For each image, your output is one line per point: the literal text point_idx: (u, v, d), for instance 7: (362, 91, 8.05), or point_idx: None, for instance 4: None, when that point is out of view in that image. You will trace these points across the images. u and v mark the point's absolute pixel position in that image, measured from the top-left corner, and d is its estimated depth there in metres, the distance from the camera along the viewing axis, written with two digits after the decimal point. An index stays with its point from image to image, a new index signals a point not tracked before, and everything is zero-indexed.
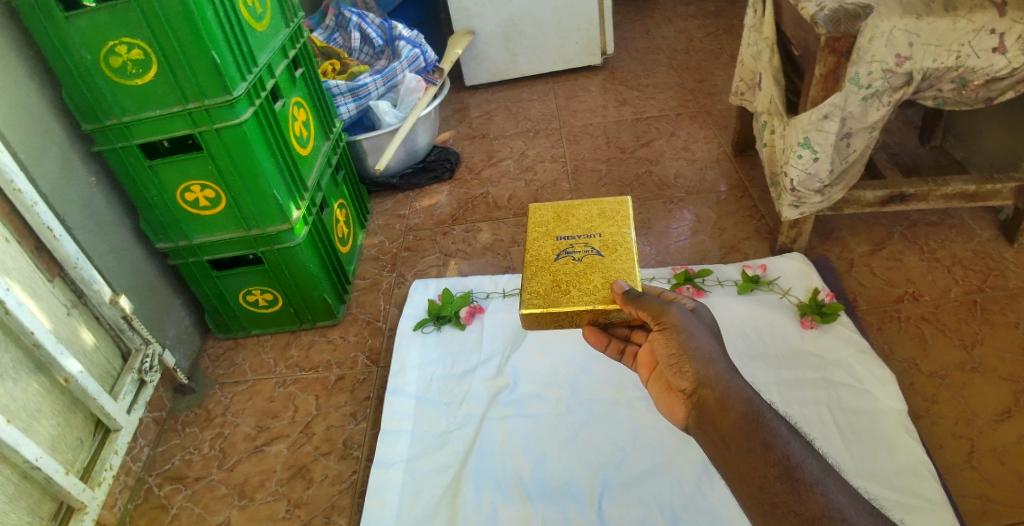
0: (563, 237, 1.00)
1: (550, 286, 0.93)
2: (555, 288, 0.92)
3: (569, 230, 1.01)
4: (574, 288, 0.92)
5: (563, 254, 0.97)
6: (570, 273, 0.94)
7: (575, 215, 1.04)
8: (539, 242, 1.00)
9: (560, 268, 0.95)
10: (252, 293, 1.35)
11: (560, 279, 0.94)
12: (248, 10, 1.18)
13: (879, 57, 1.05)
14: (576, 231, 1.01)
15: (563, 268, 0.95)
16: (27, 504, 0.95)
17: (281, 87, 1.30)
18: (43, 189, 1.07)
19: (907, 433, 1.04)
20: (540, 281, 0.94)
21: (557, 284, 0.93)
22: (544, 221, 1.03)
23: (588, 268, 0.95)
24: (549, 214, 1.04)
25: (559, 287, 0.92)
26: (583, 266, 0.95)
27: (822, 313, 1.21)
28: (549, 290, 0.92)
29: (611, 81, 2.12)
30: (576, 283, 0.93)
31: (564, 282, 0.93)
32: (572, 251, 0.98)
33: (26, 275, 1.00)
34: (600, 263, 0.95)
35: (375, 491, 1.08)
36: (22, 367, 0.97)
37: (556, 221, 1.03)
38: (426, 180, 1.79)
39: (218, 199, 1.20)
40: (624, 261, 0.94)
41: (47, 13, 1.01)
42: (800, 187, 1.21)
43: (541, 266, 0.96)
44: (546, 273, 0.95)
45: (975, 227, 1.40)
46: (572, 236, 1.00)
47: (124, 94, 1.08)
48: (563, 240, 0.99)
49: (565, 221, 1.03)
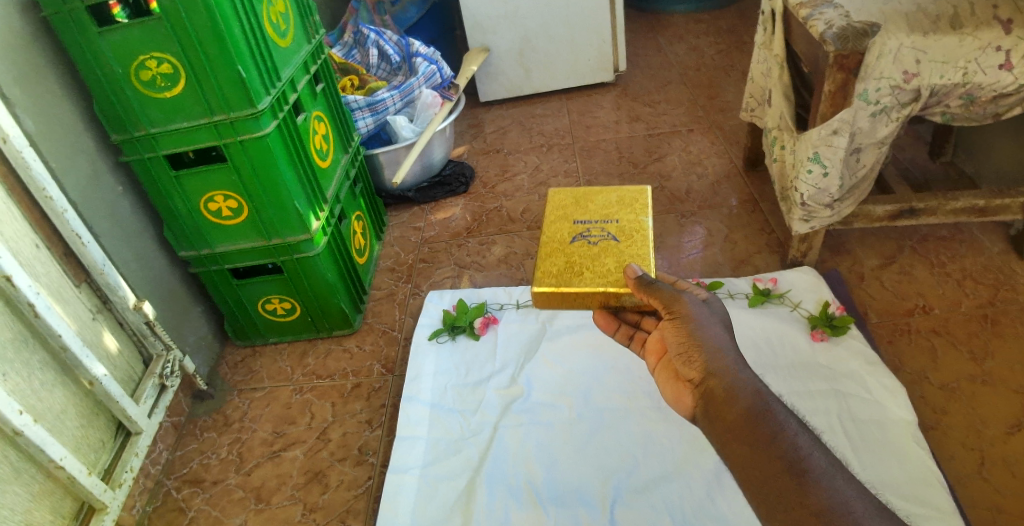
0: (580, 221, 1.02)
1: (564, 266, 0.95)
2: (569, 269, 0.95)
3: (587, 215, 1.03)
4: (588, 270, 0.94)
5: (579, 237, 1.00)
6: (585, 256, 0.96)
7: (594, 202, 1.06)
8: (556, 225, 1.02)
9: (576, 251, 0.97)
10: (270, 302, 1.38)
11: (574, 261, 0.96)
12: (273, 27, 1.23)
13: (887, 73, 1.08)
14: (595, 217, 1.03)
15: (578, 250, 0.98)
16: (51, 503, 0.97)
17: (303, 101, 1.35)
18: (73, 197, 1.11)
19: (917, 443, 1.04)
20: (554, 261, 0.96)
21: (571, 265, 0.95)
22: (563, 206, 1.06)
23: (603, 251, 0.97)
24: (568, 200, 1.07)
25: (572, 268, 0.95)
26: (599, 249, 0.97)
27: (833, 325, 1.23)
28: (562, 270, 0.95)
29: (623, 97, 2.16)
30: (591, 267, 0.95)
31: (578, 264, 0.95)
32: (589, 235, 1.00)
33: (54, 280, 1.03)
34: (616, 247, 0.97)
35: (389, 494, 1.09)
36: (50, 369, 1.00)
37: (575, 206, 1.05)
38: (441, 193, 1.82)
39: (241, 209, 1.24)
40: (641, 247, 0.96)
41: (82, 27, 1.05)
42: (810, 201, 1.23)
43: (556, 248, 0.98)
44: (561, 255, 0.97)
45: (986, 242, 1.41)
46: (590, 221, 1.02)
47: (153, 106, 1.12)
48: (580, 223, 1.02)
49: (584, 206, 1.05)
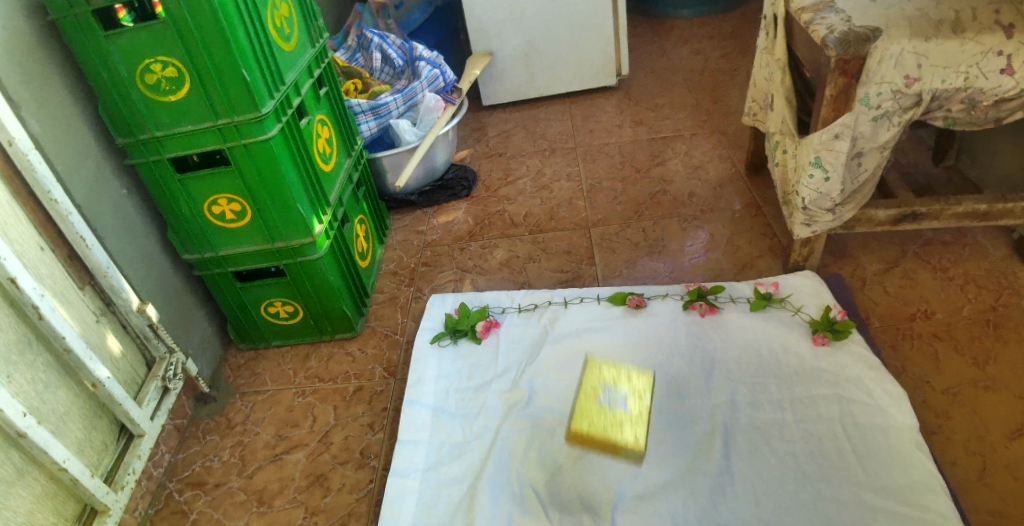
0: (604, 389, 1.21)
1: (588, 419, 1.17)
2: (592, 422, 1.17)
3: (610, 383, 1.22)
4: (605, 425, 1.16)
5: (602, 403, 1.19)
6: (605, 415, 1.17)
7: (616, 375, 1.23)
8: (585, 393, 1.21)
9: (597, 412, 1.18)
10: (273, 305, 1.38)
11: (596, 419, 1.17)
12: (277, 31, 1.23)
13: (888, 78, 1.08)
14: (615, 386, 1.21)
15: (598, 411, 1.18)
16: (53, 505, 0.97)
17: (307, 105, 1.35)
18: (78, 200, 1.11)
19: (919, 448, 1.04)
20: (580, 416, 1.18)
21: (593, 419, 1.17)
22: (592, 377, 1.24)
23: (617, 412, 1.17)
24: (596, 372, 1.24)
25: (594, 422, 1.17)
26: (615, 412, 1.17)
27: (835, 330, 1.22)
28: (587, 423, 1.17)
29: (627, 102, 2.16)
30: (608, 419, 1.16)
31: (598, 422, 1.17)
32: (608, 401, 1.19)
33: (58, 283, 1.04)
34: (626, 415, 1.16)
35: (392, 499, 1.10)
36: (53, 372, 1.01)
37: (602, 378, 1.23)
38: (444, 197, 1.83)
39: (244, 212, 1.24)
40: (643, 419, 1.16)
41: (88, 31, 1.06)
42: (812, 205, 1.23)
43: (582, 408, 1.19)
44: (585, 414, 1.18)
45: (988, 246, 1.41)
46: (612, 388, 1.21)
47: (158, 109, 1.13)
48: (603, 392, 1.21)
49: (608, 379, 1.23)
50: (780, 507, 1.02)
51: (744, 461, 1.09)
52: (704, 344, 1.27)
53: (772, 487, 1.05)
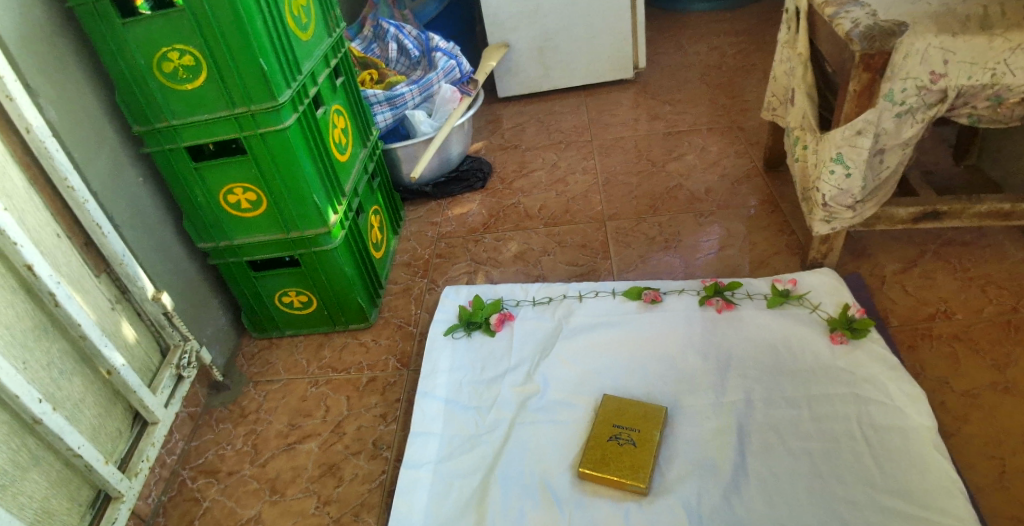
0: (617, 425, 1.13)
1: (599, 456, 1.09)
2: (602, 459, 1.09)
3: (625, 420, 1.14)
4: (614, 464, 1.08)
5: (612, 439, 1.11)
6: (615, 453, 1.09)
7: (633, 411, 1.15)
8: (597, 425, 1.14)
9: (610, 448, 1.10)
10: (288, 294, 1.39)
11: (607, 454, 1.09)
12: (295, 20, 1.23)
13: (914, 74, 1.06)
14: (628, 425, 1.13)
15: (611, 447, 1.10)
16: (68, 491, 0.98)
17: (323, 95, 1.35)
18: (95, 188, 1.11)
19: (939, 451, 1.02)
20: (592, 451, 1.10)
21: (604, 457, 1.09)
22: (607, 411, 1.15)
23: (628, 452, 1.09)
24: (612, 408, 1.16)
25: (603, 459, 1.09)
26: (625, 451, 1.09)
27: (853, 328, 1.21)
28: (597, 460, 1.09)
29: (643, 95, 2.14)
30: (616, 458, 1.09)
31: (610, 459, 1.08)
32: (620, 438, 1.11)
33: (75, 270, 1.04)
34: (636, 454, 1.09)
35: (403, 491, 1.09)
36: (69, 359, 1.01)
37: (617, 412, 1.15)
38: (458, 189, 1.82)
39: (260, 202, 1.24)
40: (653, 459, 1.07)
41: (106, 19, 1.06)
42: (832, 202, 1.21)
43: (593, 441, 1.11)
44: (597, 447, 1.10)
45: (1011, 247, 1.39)
46: (625, 426, 1.13)
47: (176, 98, 1.13)
48: (617, 427, 1.13)
49: (624, 412, 1.15)
50: (793, 506, 1.01)
51: (758, 459, 1.08)
52: (719, 341, 1.26)
53: (786, 488, 1.03)
